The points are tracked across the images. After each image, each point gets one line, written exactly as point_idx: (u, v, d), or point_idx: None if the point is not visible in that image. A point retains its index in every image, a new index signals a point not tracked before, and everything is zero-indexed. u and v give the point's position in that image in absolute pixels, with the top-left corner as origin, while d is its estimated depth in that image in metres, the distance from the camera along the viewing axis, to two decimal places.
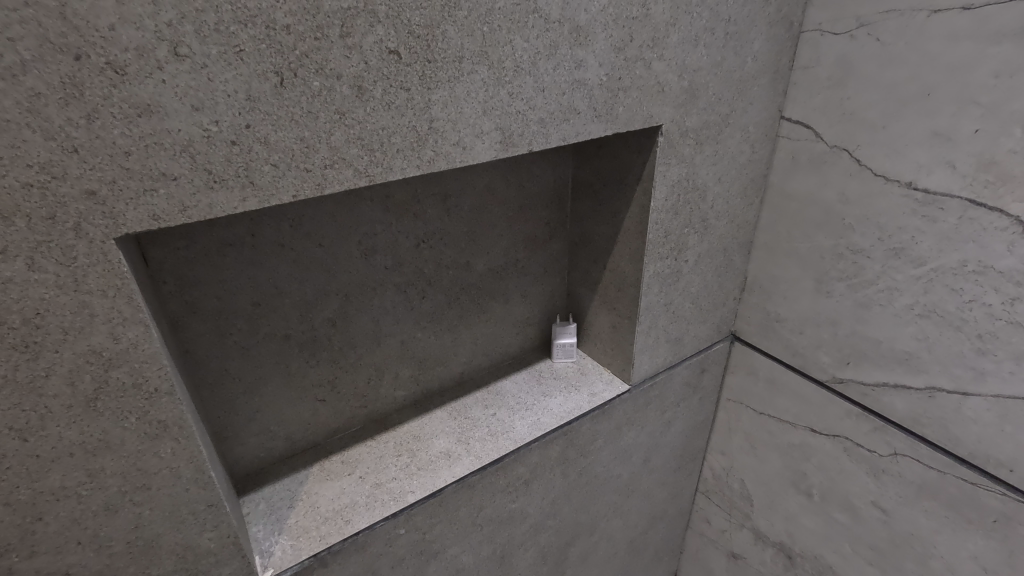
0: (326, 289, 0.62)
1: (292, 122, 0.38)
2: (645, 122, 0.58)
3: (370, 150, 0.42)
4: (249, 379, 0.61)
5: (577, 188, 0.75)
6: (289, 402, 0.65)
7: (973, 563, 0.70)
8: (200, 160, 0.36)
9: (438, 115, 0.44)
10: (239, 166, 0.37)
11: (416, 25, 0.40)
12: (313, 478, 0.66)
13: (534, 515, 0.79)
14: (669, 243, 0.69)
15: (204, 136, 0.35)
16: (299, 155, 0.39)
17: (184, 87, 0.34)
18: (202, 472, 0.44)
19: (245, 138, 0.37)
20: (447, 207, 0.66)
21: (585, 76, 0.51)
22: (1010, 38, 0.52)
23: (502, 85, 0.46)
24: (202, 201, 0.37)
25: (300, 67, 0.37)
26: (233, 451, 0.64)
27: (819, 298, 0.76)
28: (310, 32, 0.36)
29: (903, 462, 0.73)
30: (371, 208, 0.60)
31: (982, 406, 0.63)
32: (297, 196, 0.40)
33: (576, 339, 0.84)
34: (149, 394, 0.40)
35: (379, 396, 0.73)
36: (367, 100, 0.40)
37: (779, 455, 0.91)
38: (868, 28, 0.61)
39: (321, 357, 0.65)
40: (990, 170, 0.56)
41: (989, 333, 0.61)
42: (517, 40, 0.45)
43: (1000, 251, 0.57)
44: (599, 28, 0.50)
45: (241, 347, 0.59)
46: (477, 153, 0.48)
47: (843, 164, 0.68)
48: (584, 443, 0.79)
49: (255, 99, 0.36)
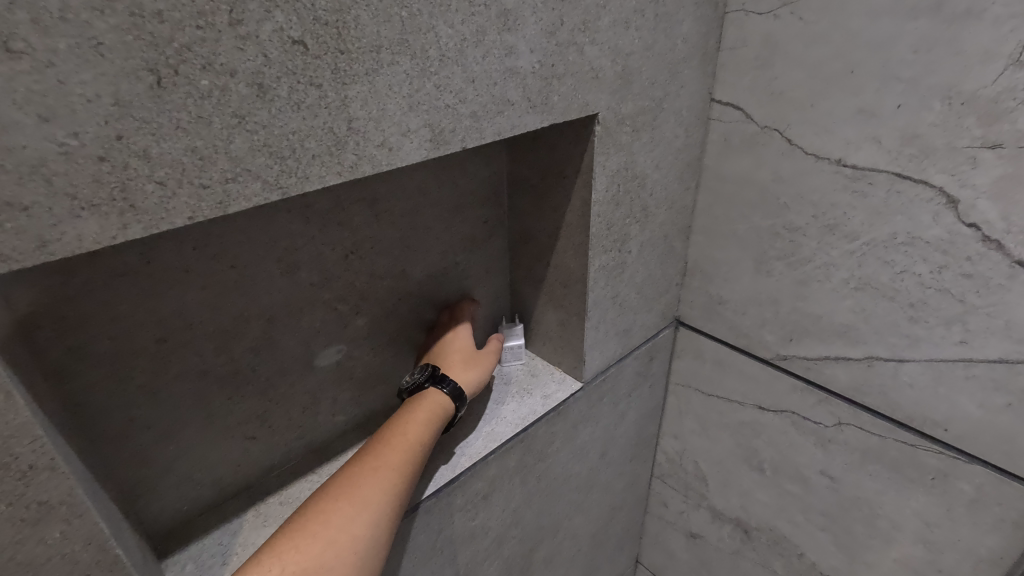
0: (245, 316, 0.55)
1: (178, 130, 0.31)
2: (582, 111, 0.55)
3: (280, 158, 0.36)
4: (161, 426, 0.53)
5: (513, 183, 0.71)
6: (212, 446, 0.58)
7: (916, 519, 0.73)
8: (59, 184, 0.29)
9: (357, 113, 0.38)
10: (114, 186, 0.30)
11: (322, 10, 0.34)
12: (248, 527, 0.59)
13: (495, 528, 0.76)
14: (612, 234, 0.67)
15: (61, 152, 0.28)
16: (190, 169, 0.33)
17: (25, 92, 0.27)
18: (107, 552, 0.37)
19: (119, 153, 0.30)
20: (376, 212, 0.60)
21: (517, 64, 0.47)
22: (926, 13, 0.53)
23: (427, 77, 0.41)
24: (68, 233, 0.30)
25: (182, 63, 0.30)
26: (150, 509, 0.56)
27: (758, 278, 0.77)
28: (189, 20, 0.30)
29: (847, 431, 0.76)
30: (289, 221, 0.54)
31: (917, 370, 0.66)
32: (194, 218, 0.34)
33: (523, 340, 0.81)
34: (23, 473, 0.32)
35: (317, 425, 0.66)
36: (270, 100, 0.34)
37: (730, 434, 0.92)
38: (791, 7, 0.61)
39: (246, 392, 0.58)
40: (914, 143, 0.57)
41: (920, 301, 0.63)
42: (440, 25, 0.41)
43: (927, 221, 0.59)
44: (528, 11, 0.46)
45: (147, 392, 0.51)
46: (406, 154, 0.43)
47: (774, 145, 0.68)
48: (541, 447, 0.76)
49: (126, 105, 0.29)
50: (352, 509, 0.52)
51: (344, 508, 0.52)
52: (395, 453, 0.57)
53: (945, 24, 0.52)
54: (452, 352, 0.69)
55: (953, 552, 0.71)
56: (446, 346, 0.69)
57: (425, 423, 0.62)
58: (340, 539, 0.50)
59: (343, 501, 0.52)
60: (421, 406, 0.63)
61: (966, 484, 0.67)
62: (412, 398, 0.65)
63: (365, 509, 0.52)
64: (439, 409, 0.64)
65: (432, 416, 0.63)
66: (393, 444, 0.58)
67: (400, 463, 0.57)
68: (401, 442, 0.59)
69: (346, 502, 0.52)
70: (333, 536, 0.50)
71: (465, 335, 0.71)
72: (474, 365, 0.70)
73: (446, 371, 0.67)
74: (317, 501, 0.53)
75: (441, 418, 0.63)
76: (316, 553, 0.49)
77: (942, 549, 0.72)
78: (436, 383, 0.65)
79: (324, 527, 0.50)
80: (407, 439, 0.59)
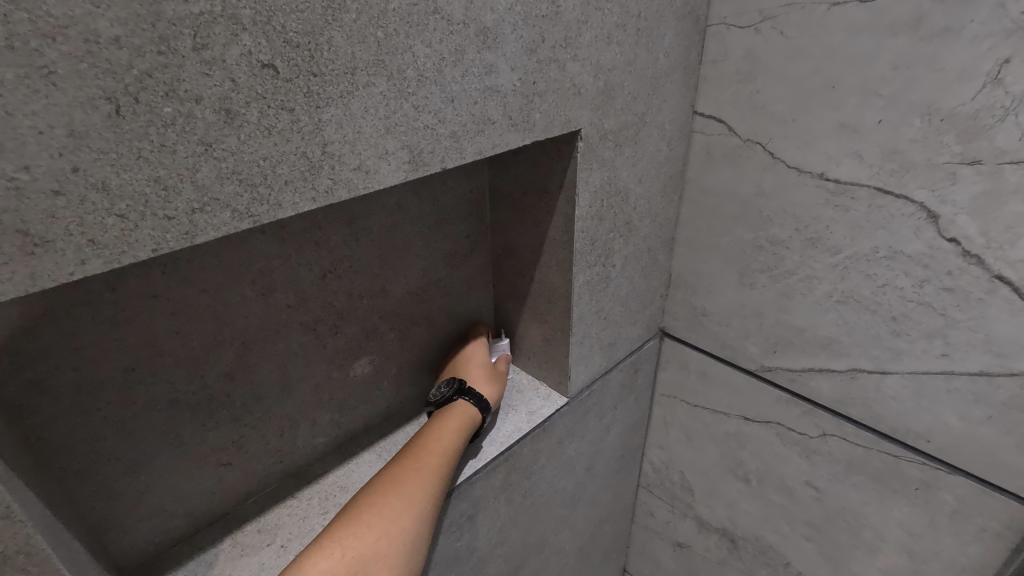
0: (218, 341, 0.53)
1: (140, 160, 0.30)
2: (564, 128, 0.54)
3: (250, 186, 0.34)
4: (130, 457, 0.51)
5: (495, 197, 0.70)
6: (185, 475, 0.56)
7: (900, 529, 0.73)
8: (8, 220, 0.27)
9: (332, 137, 0.37)
10: (70, 221, 0.29)
11: (293, 32, 0.33)
12: (224, 557, 0.57)
13: (481, 548, 0.75)
14: (596, 249, 0.66)
15: (10, 187, 0.27)
16: (154, 200, 0.31)
17: None
18: None
19: (75, 186, 0.28)
20: (354, 231, 0.59)
21: (497, 82, 0.46)
22: (905, 29, 0.53)
23: (404, 98, 0.40)
24: (19, 272, 0.28)
25: (142, 90, 0.29)
26: (120, 543, 0.54)
27: (742, 290, 0.77)
28: (150, 45, 0.28)
29: (831, 442, 0.76)
30: (263, 242, 0.52)
31: (900, 383, 0.66)
32: (159, 250, 0.32)
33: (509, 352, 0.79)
34: None
35: (296, 448, 0.65)
36: (240, 126, 0.33)
37: (715, 445, 0.92)
38: (772, 22, 0.61)
39: (220, 418, 0.56)
40: (894, 159, 0.58)
41: (902, 314, 0.63)
42: (418, 45, 0.39)
43: (908, 235, 0.59)
44: (508, 29, 0.45)
45: (113, 422, 0.49)
46: (383, 177, 0.41)
47: (756, 158, 0.68)
48: (527, 464, 0.75)
49: (82, 136, 0.28)
50: (402, 503, 0.53)
51: (395, 501, 0.53)
52: (435, 457, 0.59)
53: (923, 42, 0.52)
54: (474, 369, 0.71)
55: (936, 562, 0.72)
56: (466, 364, 0.72)
57: (460, 432, 0.63)
58: (393, 530, 0.51)
59: (393, 496, 0.53)
60: (456, 412, 0.65)
61: (949, 495, 0.67)
62: (445, 405, 0.67)
63: (413, 505, 0.53)
64: (472, 417, 0.65)
65: (463, 425, 0.64)
66: (432, 449, 0.59)
67: (440, 467, 0.58)
68: (440, 447, 0.60)
69: (396, 496, 0.53)
70: (386, 527, 0.51)
71: (482, 354, 0.73)
72: (496, 381, 0.72)
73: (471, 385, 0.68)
74: (366, 496, 0.54)
75: (471, 427, 0.65)
76: (372, 542, 0.50)
77: (925, 559, 0.72)
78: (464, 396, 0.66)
79: (377, 518, 0.51)
80: (446, 445, 0.60)
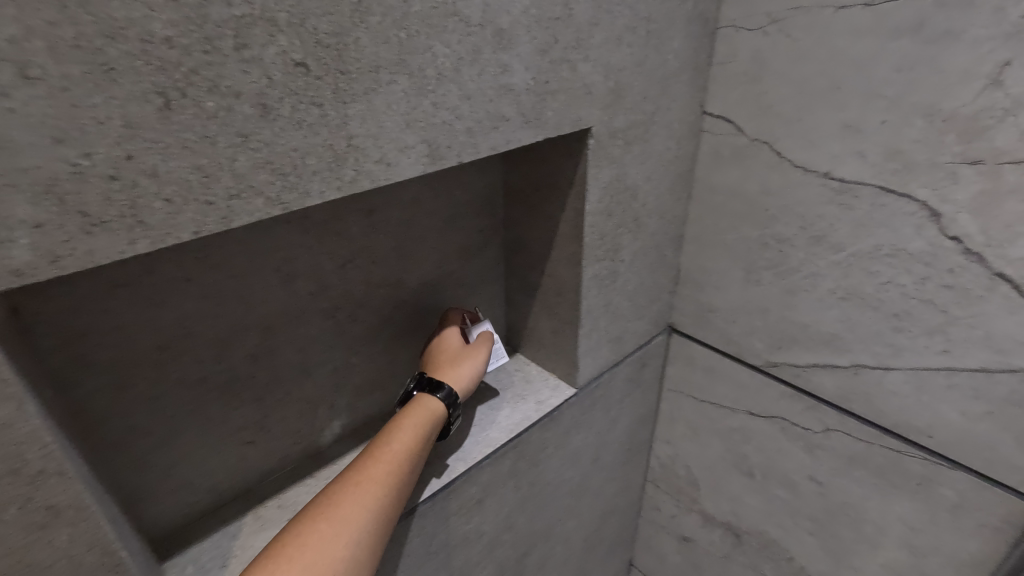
0: (244, 324, 0.56)
1: (185, 150, 0.33)
2: (574, 126, 0.56)
3: (282, 175, 0.37)
4: (160, 432, 0.54)
5: (508, 193, 0.73)
6: (211, 452, 0.59)
7: (901, 524, 0.75)
8: (71, 202, 0.30)
9: (356, 130, 0.40)
10: (123, 204, 0.32)
11: (323, 33, 0.36)
12: (246, 530, 0.60)
13: (489, 532, 0.77)
14: (604, 244, 0.69)
15: (73, 172, 0.30)
16: (196, 187, 0.34)
17: (40, 116, 0.28)
18: (110, 555, 0.39)
19: (127, 172, 0.31)
20: (373, 222, 0.61)
21: (511, 81, 0.49)
22: (908, 32, 0.55)
23: (424, 95, 0.43)
24: (78, 249, 0.31)
25: (188, 86, 0.32)
26: (149, 513, 0.57)
27: (747, 287, 0.78)
28: (197, 45, 0.31)
29: (834, 437, 0.77)
30: (287, 230, 0.55)
31: (901, 379, 0.67)
32: (199, 233, 0.35)
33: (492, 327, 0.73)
34: (32, 477, 0.33)
35: (314, 430, 0.68)
36: (273, 120, 0.35)
37: (720, 439, 0.93)
38: (779, 24, 0.63)
39: (244, 398, 0.59)
40: (897, 159, 0.59)
41: (904, 311, 0.64)
42: (437, 46, 0.42)
43: (910, 233, 0.61)
44: (522, 31, 0.47)
45: (146, 398, 0.52)
46: (403, 169, 0.44)
47: (763, 157, 0.70)
48: (534, 452, 0.78)
49: (136, 127, 0.31)
50: (332, 530, 0.49)
51: (324, 528, 0.49)
52: (385, 469, 0.55)
53: (925, 45, 0.54)
54: (442, 355, 0.68)
55: (936, 556, 0.73)
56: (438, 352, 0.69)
57: (415, 434, 0.59)
58: (320, 561, 0.47)
59: (323, 521, 0.50)
60: (410, 417, 0.61)
61: (949, 490, 0.68)
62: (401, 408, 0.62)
63: (345, 531, 0.49)
64: (427, 420, 0.61)
65: (418, 428, 0.60)
66: (383, 459, 0.56)
67: (392, 480, 0.55)
68: (391, 456, 0.56)
69: (326, 522, 0.49)
70: (312, 558, 0.47)
71: (454, 339, 0.70)
72: (465, 361, 0.67)
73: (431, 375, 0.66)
74: (298, 522, 0.50)
75: (430, 428, 0.61)
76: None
77: (925, 553, 0.74)
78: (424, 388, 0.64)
79: (302, 547, 0.48)
80: (398, 454, 0.57)
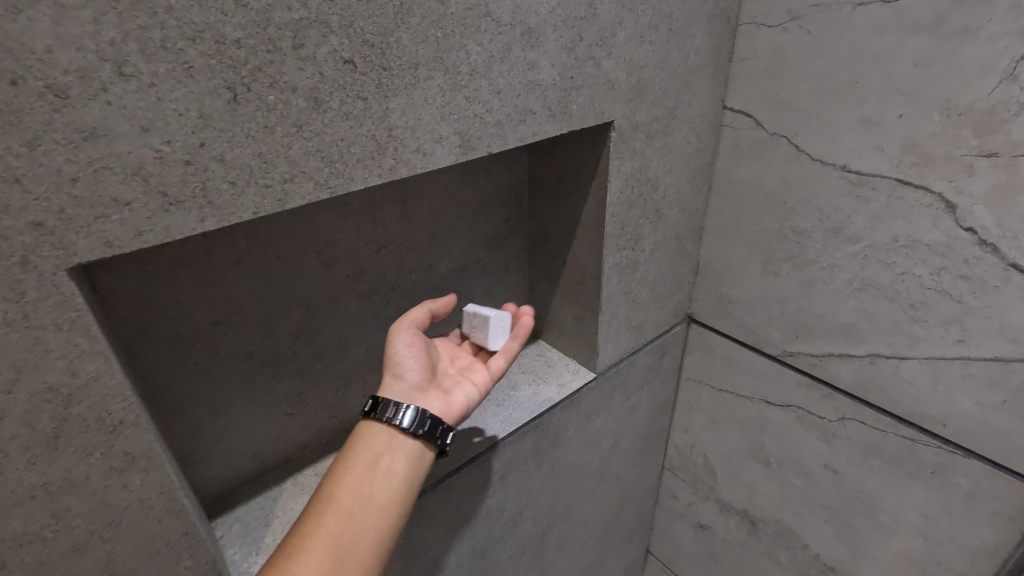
0: (287, 303, 0.60)
1: (248, 139, 0.37)
2: (598, 119, 0.59)
3: (330, 162, 0.41)
4: (211, 400, 0.59)
5: (533, 184, 0.76)
6: (255, 421, 0.64)
7: (916, 513, 0.76)
8: (153, 183, 0.34)
9: (396, 122, 0.44)
10: (195, 186, 0.36)
11: (369, 33, 0.39)
12: (287, 495, 0.65)
13: (510, 509, 0.81)
14: (626, 234, 0.71)
15: (156, 157, 0.34)
16: (257, 171, 0.38)
17: (131, 108, 0.32)
18: (175, 502, 0.43)
19: (200, 157, 0.35)
20: (406, 210, 0.65)
21: (538, 77, 0.52)
22: (925, 29, 0.56)
23: (458, 90, 0.46)
24: (158, 225, 0.35)
25: (253, 81, 0.36)
26: (200, 475, 0.62)
27: (766, 278, 0.80)
28: (261, 45, 0.35)
29: (850, 426, 0.79)
30: (328, 216, 0.59)
31: (917, 368, 0.69)
32: (258, 213, 0.39)
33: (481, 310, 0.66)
34: (114, 427, 0.38)
35: (348, 406, 0.72)
36: (324, 111, 0.39)
37: (738, 428, 0.95)
38: (799, 21, 0.65)
39: (286, 372, 0.64)
40: (914, 152, 0.61)
41: (921, 302, 0.66)
42: (471, 44, 0.46)
43: (926, 225, 0.62)
44: (549, 29, 0.51)
45: (200, 368, 0.57)
46: (437, 159, 0.48)
47: (782, 151, 0.72)
48: (555, 433, 0.81)
49: (208, 118, 0.35)
50: None
51: None
52: (320, 528, 0.50)
53: (943, 41, 0.55)
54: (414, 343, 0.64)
55: (951, 545, 0.74)
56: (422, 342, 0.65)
57: (355, 477, 0.53)
58: None
59: None
60: (354, 452, 0.55)
61: (963, 479, 0.69)
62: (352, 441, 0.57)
63: None
64: (370, 450, 0.55)
65: (362, 463, 0.54)
66: (317, 518, 0.50)
67: (330, 537, 0.49)
68: (326, 512, 0.51)
69: None
70: None
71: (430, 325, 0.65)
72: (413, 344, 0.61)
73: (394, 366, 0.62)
74: None
75: (378, 459, 0.54)
76: None
77: (940, 542, 0.75)
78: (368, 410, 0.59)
79: None
80: (334, 507, 0.51)
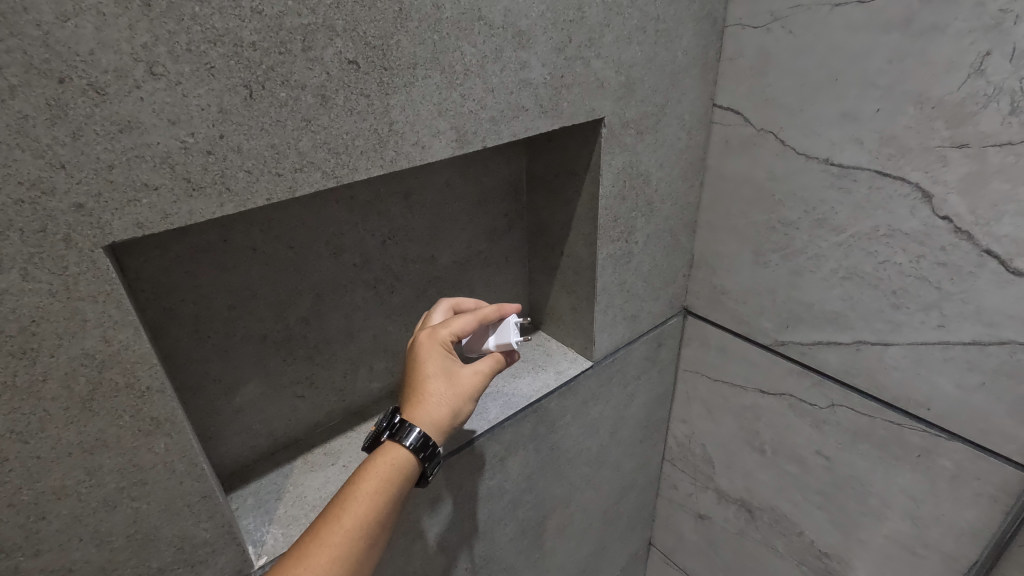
0: (298, 290, 0.65)
1: (263, 131, 0.41)
2: (588, 116, 0.63)
3: (335, 154, 0.45)
4: (228, 380, 0.64)
5: (531, 180, 0.80)
6: (267, 402, 0.68)
7: (904, 496, 0.78)
8: (178, 170, 0.39)
9: (396, 118, 0.47)
10: (216, 173, 0.40)
11: (371, 36, 0.43)
12: (298, 471, 0.69)
13: (510, 490, 0.84)
14: (619, 225, 0.75)
15: (181, 148, 0.38)
16: (270, 161, 0.42)
17: (160, 103, 0.37)
18: (196, 465, 0.47)
19: (219, 148, 0.40)
20: (410, 204, 0.69)
21: (530, 76, 0.56)
22: (898, 27, 0.59)
23: (454, 88, 0.50)
24: (182, 209, 0.40)
25: (267, 80, 0.40)
26: (217, 451, 0.66)
27: (756, 269, 0.83)
28: (274, 47, 0.40)
29: (840, 412, 0.81)
30: (336, 208, 0.63)
31: (900, 354, 0.71)
32: (270, 200, 0.43)
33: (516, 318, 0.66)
34: (142, 392, 0.42)
35: (355, 389, 0.76)
36: (330, 107, 0.43)
37: (733, 417, 0.98)
38: (782, 22, 0.68)
39: (297, 355, 0.68)
40: (891, 144, 0.63)
41: (901, 289, 0.68)
42: (464, 46, 0.50)
43: (905, 214, 0.65)
44: (539, 31, 0.54)
45: (218, 349, 0.61)
46: (435, 152, 0.52)
47: (768, 145, 0.75)
48: (553, 418, 0.84)
49: (227, 112, 0.39)
50: None
51: None
52: (349, 556, 0.50)
53: (914, 37, 0.58)
54: (465, 374, 0.60)
55: (938, 527, 0.76)
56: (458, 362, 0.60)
57: (389, 510, 0.53)
58: None
59: None
60: (384, 476, 0.54)
61: (947, 460, 0.72)
62: (373, 454, 0.56)
63: None
64: (401, 483, 0.55)
65: (392, 492, 0.54)
66: (347, 544, 0.50)
67: (356, 565, 0.51)
68: (358, 541, 0.51)
69: None
70: None
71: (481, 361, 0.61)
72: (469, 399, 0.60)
73: (446, 398, 0.58)
74: None
75: (401, 489, 0.55)
76: None
77: (927, 524, 0.77)
78: (394, 423, 0.57)
79: None
80: (366, 537, 0.51)
